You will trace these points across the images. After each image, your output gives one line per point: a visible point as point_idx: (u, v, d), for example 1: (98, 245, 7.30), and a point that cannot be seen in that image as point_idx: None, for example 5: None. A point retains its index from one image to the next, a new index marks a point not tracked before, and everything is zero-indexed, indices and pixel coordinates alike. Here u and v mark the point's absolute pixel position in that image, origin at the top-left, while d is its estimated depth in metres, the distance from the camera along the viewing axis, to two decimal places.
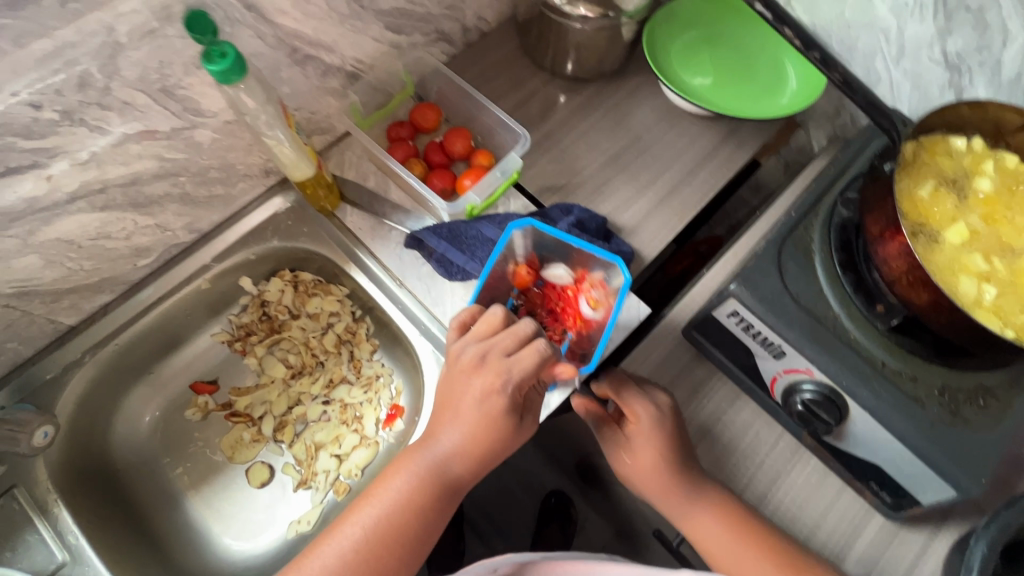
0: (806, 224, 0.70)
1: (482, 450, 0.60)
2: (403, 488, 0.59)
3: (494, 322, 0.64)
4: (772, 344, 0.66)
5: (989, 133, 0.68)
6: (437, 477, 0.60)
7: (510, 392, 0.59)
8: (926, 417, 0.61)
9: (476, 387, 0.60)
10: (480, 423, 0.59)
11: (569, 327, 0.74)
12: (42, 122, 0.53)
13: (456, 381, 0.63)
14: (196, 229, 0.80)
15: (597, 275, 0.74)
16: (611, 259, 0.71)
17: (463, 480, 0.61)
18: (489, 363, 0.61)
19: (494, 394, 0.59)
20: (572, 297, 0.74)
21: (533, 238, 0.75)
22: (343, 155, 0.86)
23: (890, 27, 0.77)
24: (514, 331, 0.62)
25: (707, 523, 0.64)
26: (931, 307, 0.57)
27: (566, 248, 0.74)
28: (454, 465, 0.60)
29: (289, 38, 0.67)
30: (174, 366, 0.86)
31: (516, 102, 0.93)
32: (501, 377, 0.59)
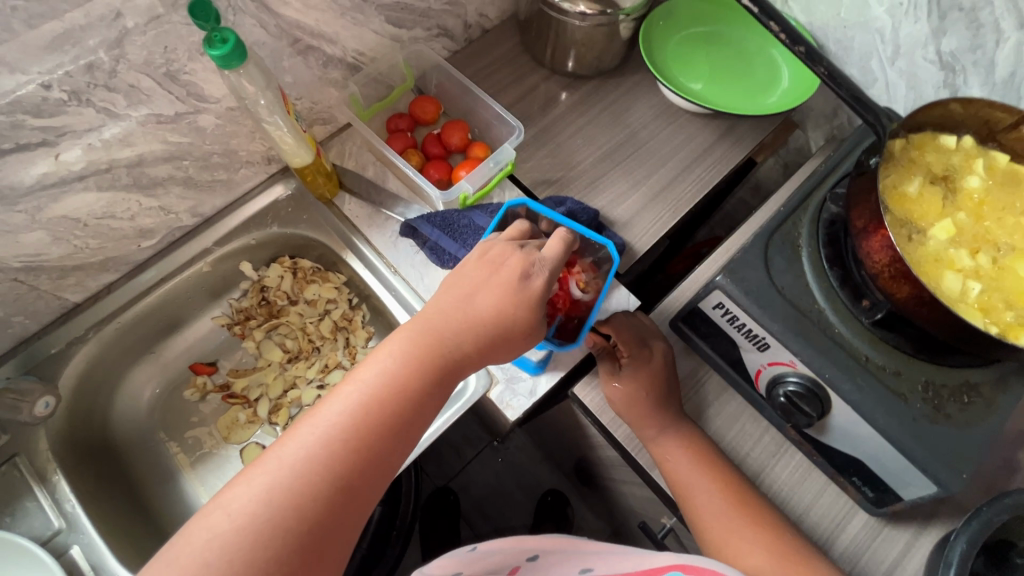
0: (794, 219, 0.71)
1: (496, 325, 0.55)
2: (401, 356, 0.52)
3: (520, 230, 0.66)
4: (756, 336, 0.66)
5: (980, 132, 0.68)
6: (441, 348, 0.53)
7: (539, 272, 0.58)
8: (909, 412, 0.61)
9: (499, 266, 0.58)
10: (501, 299, 0.56)
11: (558, 309, 0.73)
12: (51, 101, 0.56)
13: (474, 264, 0.60)
14: (199, 213, 0.82)
15: (588, 260, 0.75)
16: (602, 242, 0.74)
17: (468, 362, 0.55)
18: (515, 250, 0.60)
19: (519, 270, 0.58)
20: (561, 280, 0.72)
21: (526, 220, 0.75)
22: (344, 145, 0.88)
23: (885, 27, 0.77)
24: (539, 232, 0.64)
25: (675, 453, 0.66)
26: (913, 301, 0.57)
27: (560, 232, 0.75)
28: (464, 341, 0.54)
29: (291, 28, 0.70)
30: (175, 346, 0.89)
31: (516, 97, 0.94)
32: (530, 256, 0.59)
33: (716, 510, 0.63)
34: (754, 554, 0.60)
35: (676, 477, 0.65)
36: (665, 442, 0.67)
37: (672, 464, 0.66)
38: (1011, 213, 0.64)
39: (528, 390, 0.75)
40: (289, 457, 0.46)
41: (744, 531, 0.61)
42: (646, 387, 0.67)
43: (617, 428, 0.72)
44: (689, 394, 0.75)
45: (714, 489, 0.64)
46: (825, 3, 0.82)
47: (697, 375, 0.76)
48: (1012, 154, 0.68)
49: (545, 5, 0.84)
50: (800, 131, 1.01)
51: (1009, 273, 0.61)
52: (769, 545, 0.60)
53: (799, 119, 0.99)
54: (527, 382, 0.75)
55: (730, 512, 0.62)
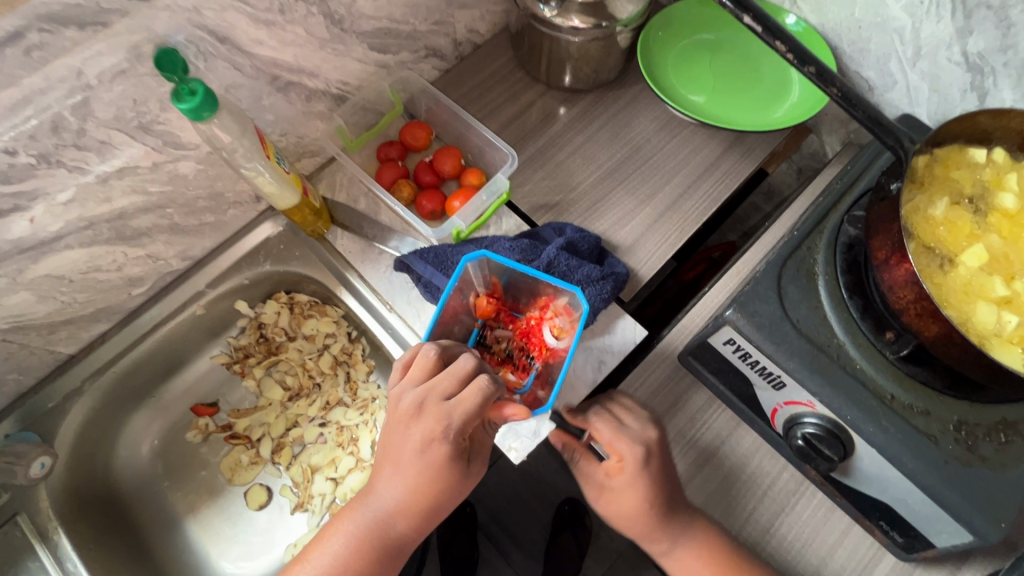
0: (810, 243, 0.66)
1: (424, 505, 0.57)
2: (345, 549, 0.57)
3: (430, 361, 0.58)
4: (771, 374, 0.62)
5: (1013, 143, 0.62)
6: (379, 536, 0.58)
7: (452, 440, 0.55)
8: (940, 455, 0.57)
9: (415, 438, 0.56)
10: (420, 477, 0.56)
11: (535, 356, 0.70)
12: (19, 167, 0.54)
13: (397, 430, 0.57)
14: (189, 256, 0.80)
15: (562, 302, 0.70)
16: (570, 288, 0.67)
17: (406, 535, 0.59)
18: (427, 411, 0.55)
19: (433, 445, 0.55)
20: (536, 326, 0.71)
21: (491, 269, 0.71)
22: (334, 177, 0.85)
23: (904, 26, 0.72)
24: (452, 373, 0.55)
25: (687, 561, 0.64)
26: (942, 340, 0.52)
27: (529, 280, 0.70)
28: (397, 521, 0.58)
29: (268, 67, 0.66)
30: (175, 389, 0.88)
31: (511, 116, 0.90)
32: (442, 424, 0.54)
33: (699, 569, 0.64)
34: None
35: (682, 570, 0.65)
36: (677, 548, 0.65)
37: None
38: None
39: (531, 432, 0.70)
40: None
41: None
42: (645, 503, 0.63)
43: None
44: (700, 432, 0.71)
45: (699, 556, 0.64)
46: (837, 2, 0.76)
47: (709, 410, 0.72)
48: None
49: (535, 21, 0.80)
50: (814, 136, 0.95)
51: None
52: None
53: (812, 124, 0.93)
54: (529, 422, 0.71)
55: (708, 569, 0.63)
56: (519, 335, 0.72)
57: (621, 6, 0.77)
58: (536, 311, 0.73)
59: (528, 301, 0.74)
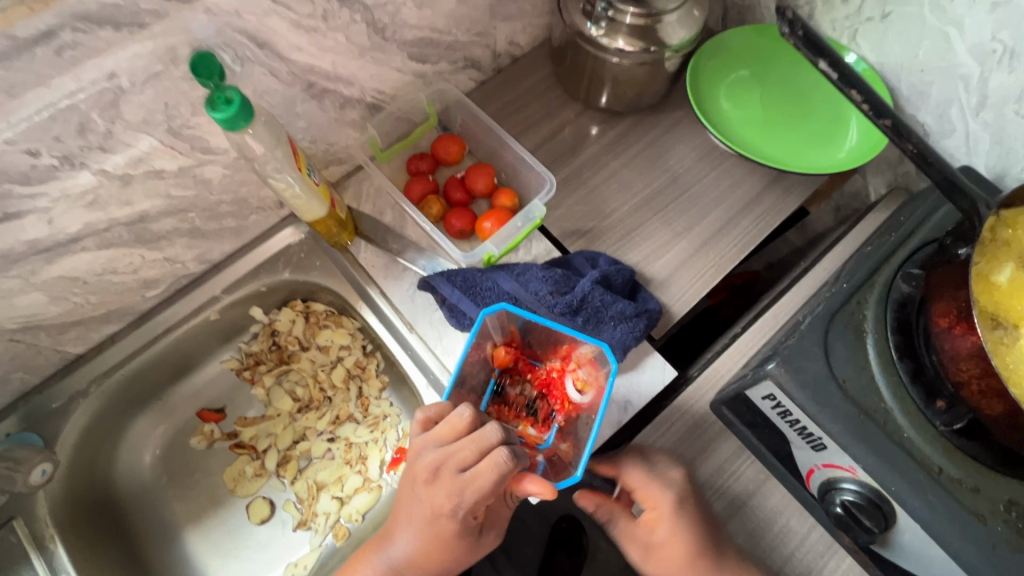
0: (859, 297, 0.63)
1: (437, 564, 0.54)
2: None
3: (460, 425, 0.53)
4: (812, 435, 0.59)
5: None
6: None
7: (461, 516, 0.51)
8: (987, 536, 0.54)
9: (425, 503, 0.52)
10: (431, 539, 0.53)
11: (557, 409, 0.66)
12: (40, 168, 0.51)
13: (411, 487, 0.54)
14: (206, 260, 0.77)
15: (584, 354, 0.64)
16: (598, 344, 0.61)
17: None
18: (441, 480, 0.51)
19: (443, 516, 0.51)
20: (558, 379, 0.66)
21: (508, 318, 0.65)
22: (360, 187, 0.82)
23: (971, 74, 0.68)
24: (475, 442, 0.50)
25: None
26: (1007, 420, 0.49)
27: (551, 332, 0.65)
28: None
29: (304, 73, 0.63)
30: (182, 393, 0.85)
31: (545, 135, 0.87)
32: (452, 497, 0.50)
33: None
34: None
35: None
36: None
37: None
38: None
39: None
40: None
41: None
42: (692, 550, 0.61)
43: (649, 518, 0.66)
44: (728, 483, 0.68)
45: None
46: (900, 43, 0.73)
47: (738, 461, 0.69)
48: None
49: (581, 39, 0.77)
50: (857, 175, 0.91)
51: None
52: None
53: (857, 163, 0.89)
54: None
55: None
56: (538, 386, 0.68)
57: (672, 31, 0.74)
58: (557, 361, 0.67)
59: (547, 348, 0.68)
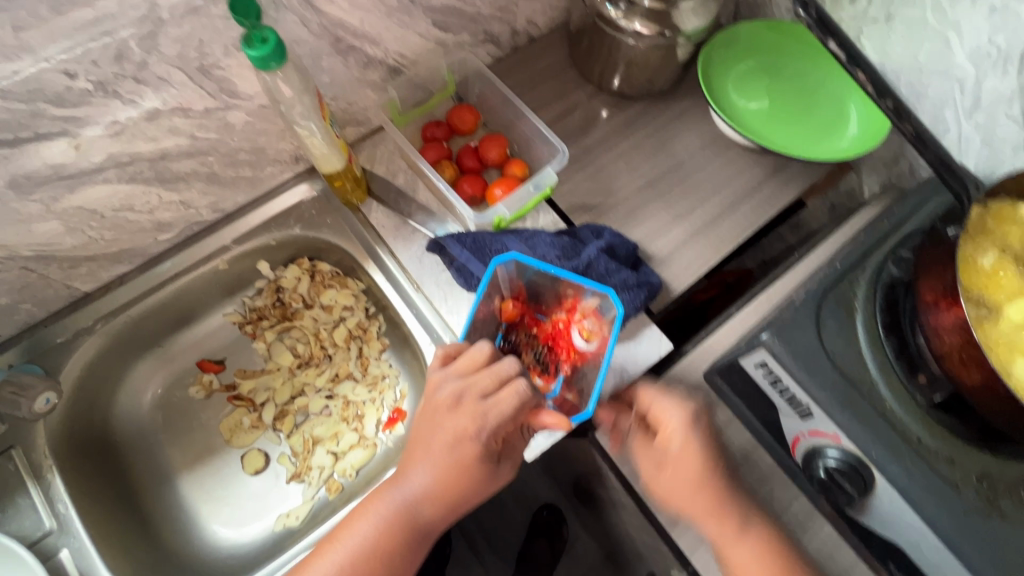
0: (851, 278, 0.66)
1: (455, 497, 0.54)
2: (369, 533, 0.54)
3: (477, 358, 0.55)
4: (799, 403, 0.61)
5: None
6: (405, 524, 0.54)
7: (484, 442, 0.53)
8: (960, 504, 0.56)
9: (448, 429, 0.54)
10: (449, 468, 0.53)
11: (563, 360, 0.68)
12: (75, 91, 0.52)
13: (430, 419, 0.56)
14: (220, 209, 0.79)
15: (589, 304, 0.67)
16: (603, 290, 0.64)
17: (434, 524, 0.56)
18: (463, 405, 0.53)
19: (466, 441, 0.52)
20: (565, 329, 0.69)
21: (517, 270, 0.68)
22: (375, 150, 0.84)
23: (967, 77, 0.72)
24: (494, 371, 0.54)
25: (742, 549, 0.59)
26: (984, 390, 0.52)
27: (560, 282, 0.68)
28: (423, 511, 0.54)
29: (334, 27, 0.65)
30: (183, 342, 0.86)
31: (557, 114, 0.90)
32: (475, 423, 0.52)
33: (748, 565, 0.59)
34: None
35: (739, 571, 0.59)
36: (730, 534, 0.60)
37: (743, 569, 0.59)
38: None
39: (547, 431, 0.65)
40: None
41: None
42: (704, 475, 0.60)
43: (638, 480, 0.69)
44: None
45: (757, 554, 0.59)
46: (902, 44, 0.76)
47: (728, 431, 0.70)
48: None
49: (600, 20, 0.79)
50: (853, 174, 0.94)
51: None
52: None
53: (854, 161, 0.93)
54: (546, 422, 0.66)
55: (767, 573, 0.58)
56: (545, 339, 0.70)
57: (685, 19, 0.75)
58: (563, 313, 0.70)
59: (554, 302, 0.71)
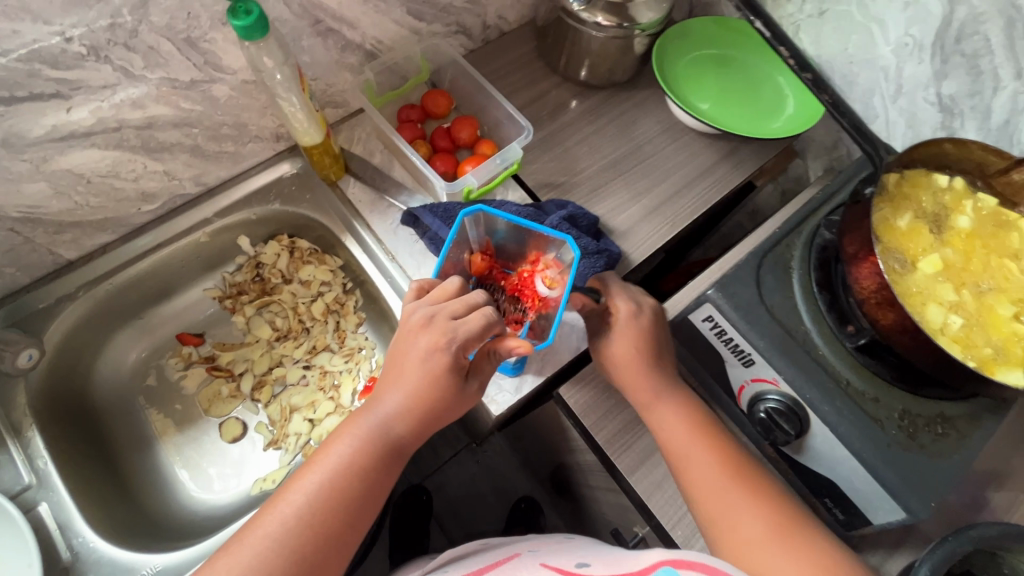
0: (788, 241, 0.73)
1: (425, 412, 0.58)
2: (345, 453, 0.57)
3: (448, 290, 0.63)
4: (742, 352, 0.67)
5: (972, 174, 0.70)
6: (377, 443, 0.58)
7: (454, 352, 0.58)
8: (884, 438, 0.63)
9: (420, 347, 0.58)
10: (420, 385, 0.58)
11: (528, 308, 0.73)
12: (70, 54, 0.57)
13: (402, 344, 0.60)
14: (202, 183, 0.82)
15: (552, 255, 0.74)
16: (561, 237, 0.70)
17: (405, 442, 0.60)
18: (434, 324, 0.59)
19: (437, 354, 0.57)
20: (529, 279, 0.74)
21: (486, 225, 0.74)
22: (353, 131, 0.89)
23: (890, 65, 0.80)
24: (463, 298, 0.60)
25: (670, 416, 0.64)
26: (897, 328, 0.58)
27: (522, 234, 0.74)
28: (395, 430, 0.59)
29: (314, 9, 0.71)
30: (164, 314, 0.89)
31: (527, 100, 0.96)
32: (446, 335, 0.58)
33: (683, 442, 0.63)
34: (750, 525, 0.57)
35: (672, 442, 0.63)
36: (660, 409, 0.65)
37: (669, 432, 0.64)
38: (996, 255, 0.66)
39: (512, 387, 0.75)
40: (245, 558, 0.52)
41: (742, 504, 0.59)
42: (636, 349, 0.67)
43: (599, 431, 0.73)
44: None
45: (749, 508, 0.58)
46: (834, 38, 0.84)
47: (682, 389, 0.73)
48: (1003, 198, 0.70)
49: (564, 13, 0.86)
50: (800, 160, 1.02)
51: (988, 312, 0.63)
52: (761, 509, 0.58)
53: (800, 148, 1.00)
54: (513, 379, 0.75)
55: (717, 471, 0.61)
56: (511, 290, 0.75)
57: (642, 11, 0.82)
58: (528, 265, 0.76)
59: (519, 258, 0.78)
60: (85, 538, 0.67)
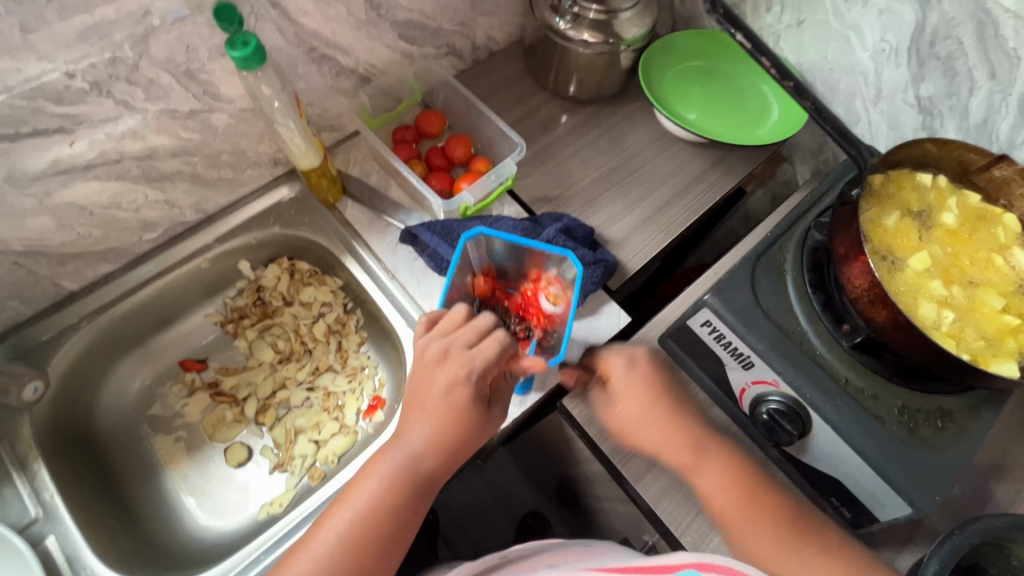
0: (781, 244, 0.74)
1: (453, 443, 0.59)
2: (375, 491, 0.57)
3: (457, 319, 0.64)
4: (741, 354, 0.68)
5: (955, 172, 0.72)
6: (408, 478, 0.58)
7: (474, 383, 0.59)
8: (886, 434, 0.63)
9: (440, 381, 0.60)
10: (445, 417, 0.59)
11: (534, 326, 0.75)
12: (73, 90, 0.58)
13: (422, 377, 0.61)
14: (202, 210, 0.83)
15: (553, 272, 0.76)
16: (562, 254, 0.73)
17: (436, 475, 0.59)
18: (451, 356, 0.60)
19: (458, 386, 0.59)
20: (532, 296, 0.76)
21: (486, 248, 0.76)
22: (349, 153, 0.90)
23: (868, 71, 0.83)
24: (473, 326, 0.62)
25: (694, 452, 0.62)
26: (891, 325, 0.60)
27: (520, 254, 0.76)
28: (425, 463, 0.59)
29: (308, 37, 0.73)
30: (166, 341, 0.89)
31: (518, 116, 0.98)
32: (465, 367, 0.59)
33: (713, 480, 0.61)
34: (785, 554, 0.56)
35: (698, 479, 0.62)
36: (683, 445, 0.63)
37: (692, 469, 0.62)
38: (982, 249, 0.68)
39: (519, 400, 0.76)
40: None
41: (776, 532, 0.58)
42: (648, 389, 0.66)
43: (605, 439, 0.74)
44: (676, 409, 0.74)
45: (787, 533, 0.57)
46: (813, 46, 0.87)
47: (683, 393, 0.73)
48: (984, 194, 0.72)
49: (551, 32, 0.88)
50: (787, 165, 1.04)
51: (977, 305, 0.65)
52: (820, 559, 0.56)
53: (787, 152, 1.02)
54: (518, 391, 0.76)
55: (745, 500, 0.60)
56: (515, 309, 0.77)
57: (626, 27, 0.86)
58: (529, 284, 0.78)
59: (519, 278, 0.80)
60: (93, 570, 0.66)
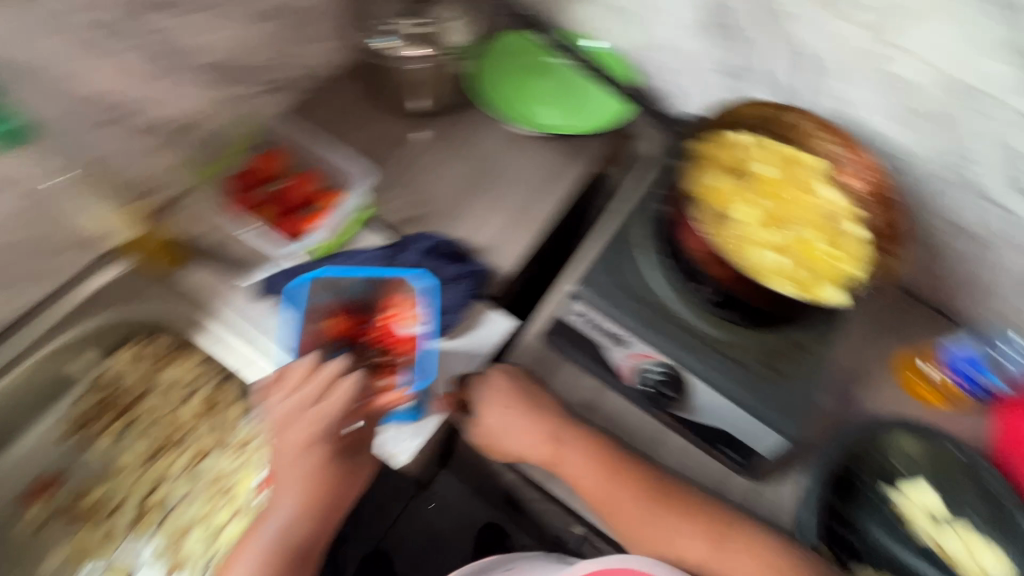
0: (630, 219, 0.76)
1: (320, 505, 0.67)
2: (252, 567, 0.66)
3: (305, 371, 0.69)
4: (614, 334, 0.71)
5: (759, 116, 0.75)
6: (280, 549, 0.66)
7: (326, 442, 0.67)
8: (747, 377, 0.68)
9: (292, 452, 0.68)
10: (305, 484, 0.67)
11: (397, 353, 0.76)
12: None
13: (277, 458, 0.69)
14: (13, 311, 0.74)
15: (403, 297, 0.77)
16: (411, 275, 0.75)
17: (307, 543, 0.67)
18: (297, 425, 0.68)
19: (310, 452, 0.67)
20: (388, 326, 0.77)
21: (331, 287, 0.75)
22: (183, 212, 0.83)
23: (674, 47, 0.87)
24: (317, 380, 0.68)
25: (533, 435, 0.69)
26: (729, 276, 0.65)
27: (368, 284, 0.76)
28: (294, 532, 0.67)
29: (82, 100, 0.63)
30: (6, 464, 0.81)
31: (370, 138, 0.91)
32: (313, 430, 0.67)
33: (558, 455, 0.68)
34: (628, 499, 0.66)
35: (548, 455, 0.69)
36: (524, 429, 0.70)
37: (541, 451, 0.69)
38: (798, 183, 0.71)
39: (408, 432, 0.73)
40: None
41: (622, 487, 0.67)
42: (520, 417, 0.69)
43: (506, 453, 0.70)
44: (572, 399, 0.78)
45: (626, 484, 0.67)
46: (626, 30, 0.90)
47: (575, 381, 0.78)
48: (793, 129, 0.75)
49: (376, 54, 0.86)
50: None
51: (800, 239, 0.67)
52: (694, 521, 0.65)
53: None
54: (407, 423, 0.73)
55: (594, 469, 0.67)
56: (375, 342, 0.77)
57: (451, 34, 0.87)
58: (382, 315, 0.78)
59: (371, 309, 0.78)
60: None
